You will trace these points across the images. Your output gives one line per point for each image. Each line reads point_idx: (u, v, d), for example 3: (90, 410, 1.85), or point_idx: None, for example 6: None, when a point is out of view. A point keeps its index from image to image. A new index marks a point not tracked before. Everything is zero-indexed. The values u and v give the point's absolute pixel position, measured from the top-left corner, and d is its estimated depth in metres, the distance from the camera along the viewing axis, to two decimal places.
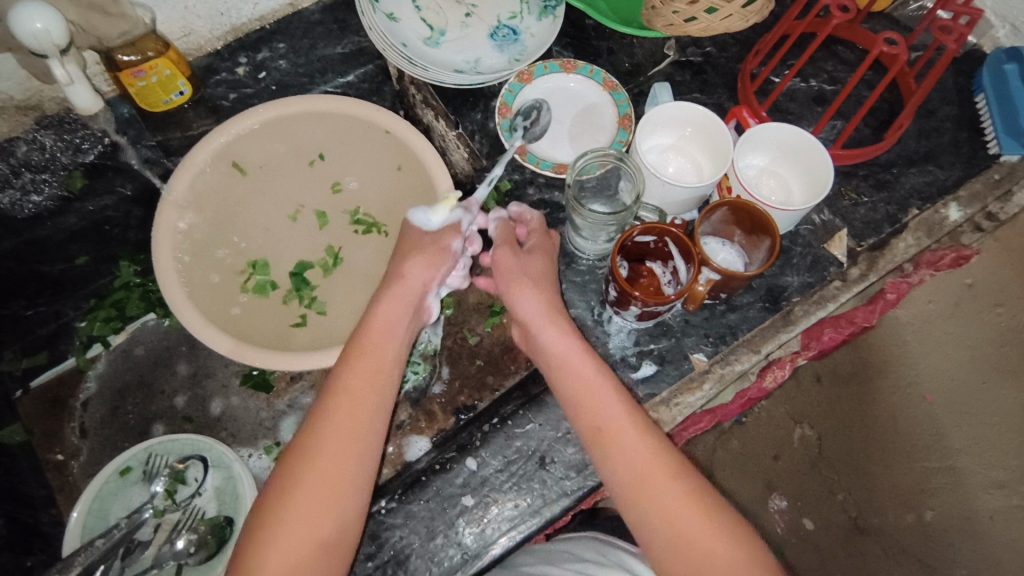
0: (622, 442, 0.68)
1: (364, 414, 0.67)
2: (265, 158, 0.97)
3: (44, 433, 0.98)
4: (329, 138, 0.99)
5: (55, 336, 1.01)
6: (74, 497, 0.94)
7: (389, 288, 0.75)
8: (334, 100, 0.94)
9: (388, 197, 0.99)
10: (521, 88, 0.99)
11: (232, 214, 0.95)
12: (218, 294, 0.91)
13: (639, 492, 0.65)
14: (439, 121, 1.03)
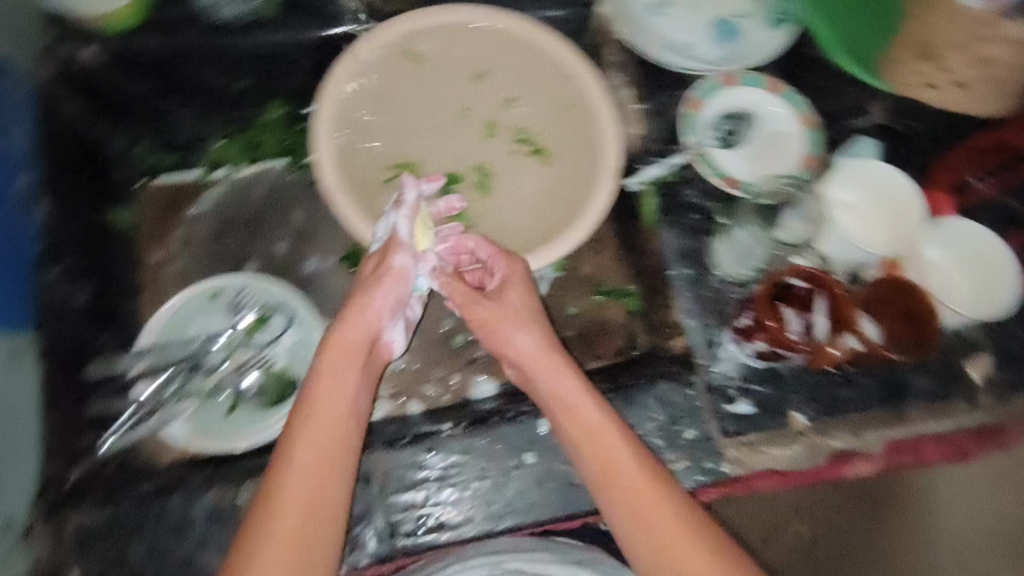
0: (613, 470, 0.66)
1: (332, 451, 0.64)
2: (440, 56, 0.93)
3: (151, 229, 0.96)
4: (507, 54, 0.92)
5: (190, 145, 0.99)
6: (153, 299, 0.93)
7: (353, 304, 0.73)
8: (523, 28, 0.90)
9: (558, 132, 0.92)
10: (719, 91, 0.95)
11: (393, 103, 0.92)
12: (365, 184, 0.89)
13: (636, 524, 0.64)
14: (628, 90, 0.97)
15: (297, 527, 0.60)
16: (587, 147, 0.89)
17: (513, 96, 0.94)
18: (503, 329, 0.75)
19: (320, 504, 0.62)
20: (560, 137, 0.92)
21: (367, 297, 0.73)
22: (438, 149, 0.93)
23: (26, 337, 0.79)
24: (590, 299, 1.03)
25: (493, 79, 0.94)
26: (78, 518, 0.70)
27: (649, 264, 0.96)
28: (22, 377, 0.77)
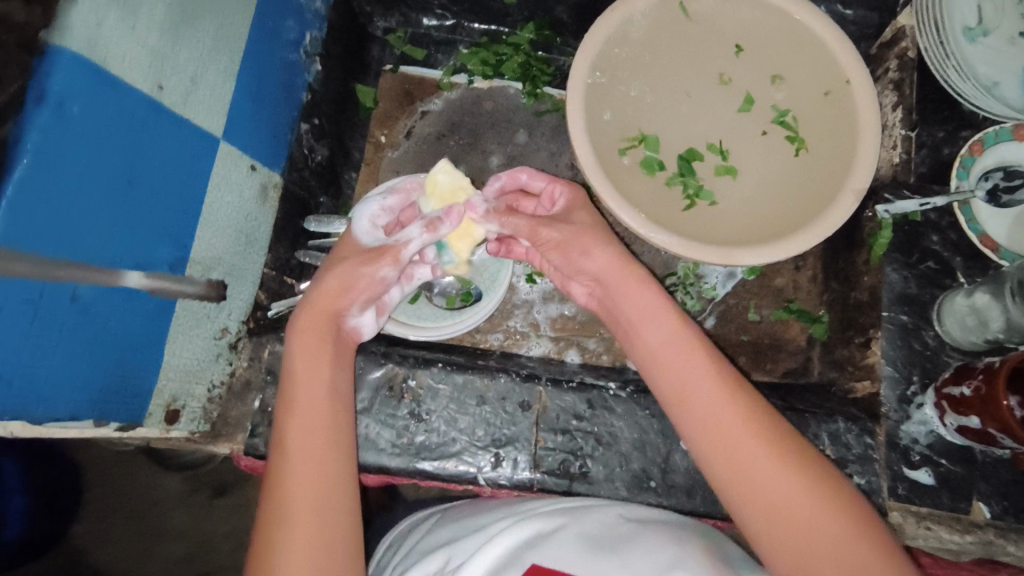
0: (711, 408, 0.56)
1: (327, 437, 0.58)
2: (704, 23, 0.90)
3: (384, 111, 1.01)
4: (773, 33, 0.89)
5: (441, 44, 1.04)
6: (367, 176, 0.98)
7: (354, 264, 0.66)
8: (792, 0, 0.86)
9: (819, 123, 0.87)
10: (1008, 141, 0.85)
11: (644, 65, 0.89)
12: (602, 142, 0.85)
13: (736, 474, 0.53)
14: (895, 110, 0.91)
15: (312, 497, 0.54)
16: (846, 143, 0.83)
17: (772, 79, 0.89)
18: (576, 248, 0.67)
19: (329, 466, 0.57)
20: (818, 129, 0.86)
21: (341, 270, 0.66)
22: (687, 117, 0.90)
23: (276, 176, 0.79)
24: (773, 313, 0.98)
25: (752, 56, 0.90)
26: (270, 347, 0.76)
27: (855, 296, 0.90)
28: (264, 210, 0.78)
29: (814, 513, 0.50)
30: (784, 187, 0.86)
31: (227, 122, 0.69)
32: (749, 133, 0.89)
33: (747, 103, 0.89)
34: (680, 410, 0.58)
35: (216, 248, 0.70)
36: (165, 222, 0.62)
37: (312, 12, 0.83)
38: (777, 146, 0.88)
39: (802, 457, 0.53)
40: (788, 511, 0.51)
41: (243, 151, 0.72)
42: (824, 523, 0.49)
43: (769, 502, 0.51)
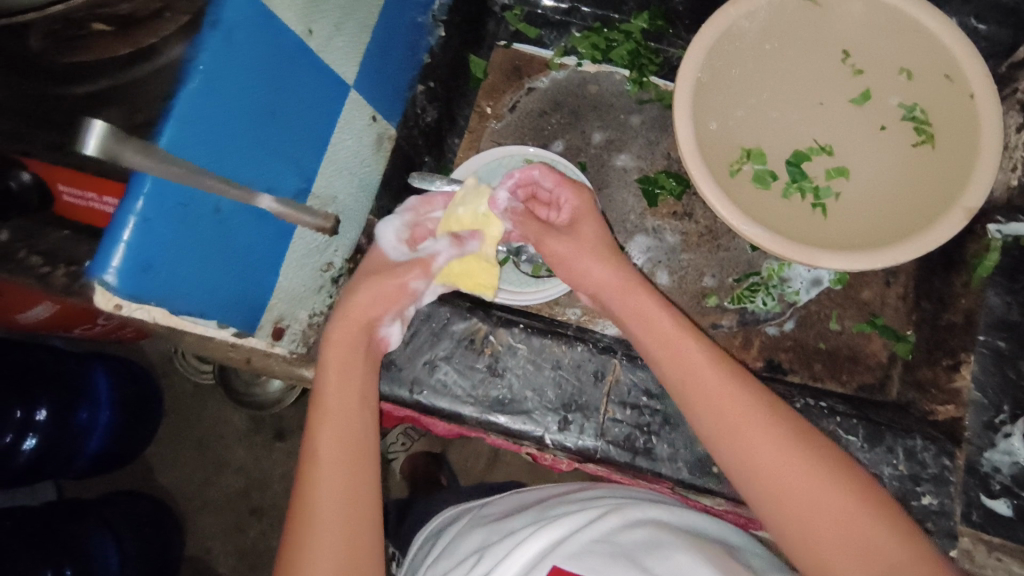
0: (725, 412, 0.60)
1: (365, 447, 0.63)
2: (827, 23, 0.90)
3: (492, 85, 1.05)
4: (900, 34, 0.87)
5: (555, 26, 1.07)
6: (471, 145, 1.03)
7: (376, 277, 0.72)
8: None
9: (939, 129, 0.84)
10: None
11: (747, 67, 0.90)
12: (710, 144, 0.87)
13: (762, 483, 0.57)
14: (1019, 132, 0.87)
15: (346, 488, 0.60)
16: (966, 152, 0.81)
17: (894, 84, 0.88)
18: (574, 263, 0.72)
19: (364, 462, 0.62)
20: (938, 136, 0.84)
21: (359, 283, 0.70)
22: (799, 117, 0.91)
23: (391, 130, 0.84)
24: (853, 324, 0.96)
25: (875, 58, 0.89)
26: None
27: (948, 318, 0.87)
28: (377, 160, 0.83)
29: (833, 501, 0.55)
30: (893, 195, 0.85)
31: (358, 71, 0.75)
32: (862, 138, 0.89)
33: (862, 99, 0.89)
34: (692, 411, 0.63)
35: (333, 186, 0.75)
36: (295, 154, 0.68)
37: None
38: (893, 149, 0.87)
39: (825, 452, 0.58)
40: (826, 521, 0.54)
41: (368, 101, 0.78)
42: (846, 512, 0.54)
43: (795, 502, 0.55)
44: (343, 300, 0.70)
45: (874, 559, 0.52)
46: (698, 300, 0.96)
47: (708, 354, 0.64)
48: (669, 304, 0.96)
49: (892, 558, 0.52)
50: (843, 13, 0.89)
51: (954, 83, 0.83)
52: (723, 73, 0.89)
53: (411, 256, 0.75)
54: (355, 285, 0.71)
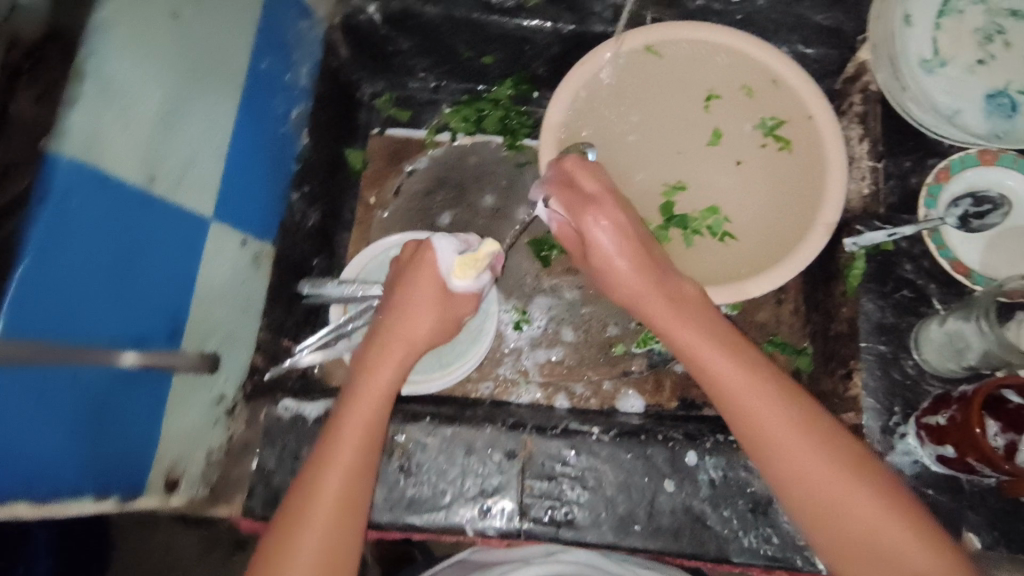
0: (747, 396, 0.65)
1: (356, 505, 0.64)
2: (667, 70, 0.94)
3: (374, 172, 1.06)
4: (734, 69, 0.92)
5: (424, 106, 1.09)
6: (361, 237, 1.04)
7: (430, 299, 0.75)
8: (720, 31, 0.90)
9: (786, 155, 0.90)
10: (975, 165, 0.87)
11: (603, 130, 0.94)
12: None
13: (792, 485, 0.63)
14: (862, 143, 0.93)
15: (346, 489, 0.64)
16: (815, 174, 0.86)
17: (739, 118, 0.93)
18: (596, 254, 0.73)
19: (364, 471, 0.66)
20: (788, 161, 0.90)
21: (419, 311, 0.74)
22: (658, 164, 0.95)
23: (268, 245, 0.83)
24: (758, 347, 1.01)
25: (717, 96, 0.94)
26: (267, 411, 0.81)
27: (836, 328, 0.91)
28: (257, 280, 0.82)
29: (853, 498, 0.60)
30: (763, 223, 0.90)
31: (218, 201, 0.74)
32: (722, 172, 0.94)
33: (715, 139, 0.94)
34: (711, 386, 0.68)
35: (210, 320, 0.74)
36: (161, 301, 0.67)
37: (298, 89, 0.87)
38: (751, 176, 0.92)
39: (868, 469, 0.61)
40: (839, 520, 0.60)
41: (234, 227, 0.77)
42: (867, 513, 0.59)
43: (815, 496, 0.61)
44: (398, 320, 0.74)
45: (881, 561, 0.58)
46: (606, 350, 0.98)
47: (726, 335, 0.69)
48: (579, 360, 0.98)
49: (908, 561, 0.57)
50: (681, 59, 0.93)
51: (794, 112, 0.89)
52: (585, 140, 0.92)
53: (459, 293, 0.77)
54: (409, 307, 0.74)
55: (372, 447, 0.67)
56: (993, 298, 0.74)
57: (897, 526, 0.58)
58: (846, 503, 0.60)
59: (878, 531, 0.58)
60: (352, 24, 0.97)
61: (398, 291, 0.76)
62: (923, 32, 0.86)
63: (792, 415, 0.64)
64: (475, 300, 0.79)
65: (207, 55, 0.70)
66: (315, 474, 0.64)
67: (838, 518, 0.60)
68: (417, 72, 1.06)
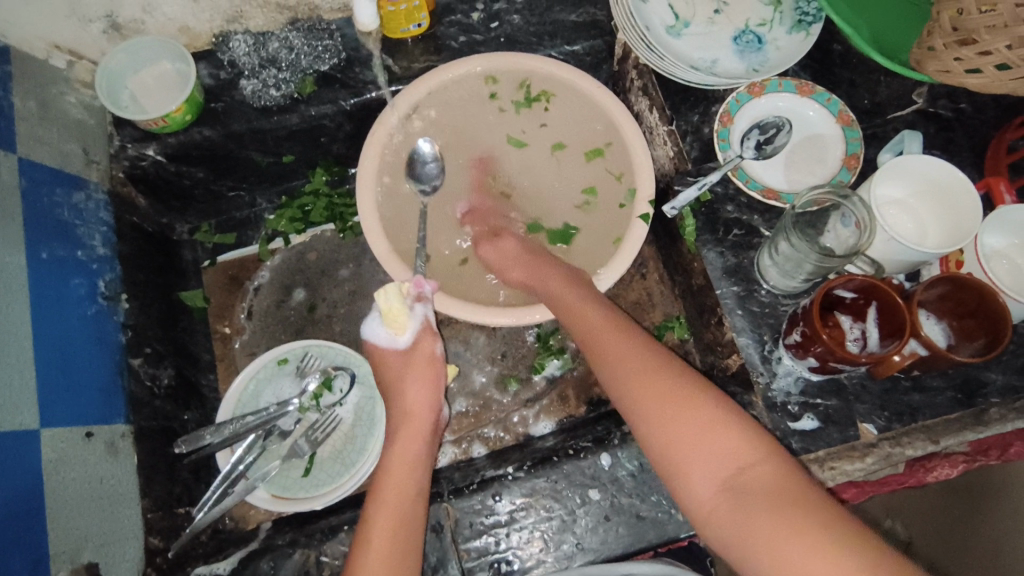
0: (618, 354, 0.74)
1: (404, 528, 0.70)
2: (443, 114, 0.97)
3: (218, 304, 1.04)
4: (485, 87, 0.96)
5: (247, 222, 1.09)
6: (232, 371, 1.01)
7: (415, 372, 0.82)
8: (471, 61, 0.93)
9: (585, 123, 0.96)
10: (750, 101, 0.94)
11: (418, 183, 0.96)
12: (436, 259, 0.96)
13: (640, 408, 0.69)
14: (652, 112, 0.98)
15: (393, 535, 0.70)
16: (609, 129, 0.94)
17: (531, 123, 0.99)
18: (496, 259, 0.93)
19: (410, 522, 0.71)
20: (579, 118, 0.96)
21: (410, 379, 0.82)
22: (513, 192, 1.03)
23: (120, 425, 0.80)
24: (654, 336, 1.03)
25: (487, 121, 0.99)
26: None
27: (695, 282, 0.96)
28: (119, 466, 0.78)
29: (687, 423, 0.65)
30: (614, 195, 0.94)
31: (41, 409, 0.70)
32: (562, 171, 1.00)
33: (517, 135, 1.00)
34: (596, 353, 0.77)
35: (75, 528, 0.70)
36: (8, 535, 0.63)
37: (96, 260, 0.85)
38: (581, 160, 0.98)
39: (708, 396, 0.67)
40: (681, 438, 0.65)
41: (71, 423, 0.73)
42: (722, 444, 0.63)
43: (661, 427, 0.66)
44: (398, 399, 0.82)
45: (727, 468, 0.62)
46: (503, 386, 0.99)
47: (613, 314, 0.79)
48: (483, 404, 0.98)
49: (745, 466, 0.61)
50: (447, 109, 0.96)
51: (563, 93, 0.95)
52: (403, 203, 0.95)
53: (413, 335, 0.84)
54: (403, 386, 0.82)
55: (412, 503, 0.73)
56: (790, 216, 0.81)
57: (725, 441, 0.63)
58: (681, 428, 0.65)
59: (711, 440, 0.63)
60: (138, 173, 0.94)
61: (388, 379, 0.84)
62: (659, 3, 0.95)
63: (649, 361, 0.72)
64: (432, 330, 0.85)
65: None
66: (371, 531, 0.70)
67: (680, 444, 0.64)
68: (227, 192, 1.05)
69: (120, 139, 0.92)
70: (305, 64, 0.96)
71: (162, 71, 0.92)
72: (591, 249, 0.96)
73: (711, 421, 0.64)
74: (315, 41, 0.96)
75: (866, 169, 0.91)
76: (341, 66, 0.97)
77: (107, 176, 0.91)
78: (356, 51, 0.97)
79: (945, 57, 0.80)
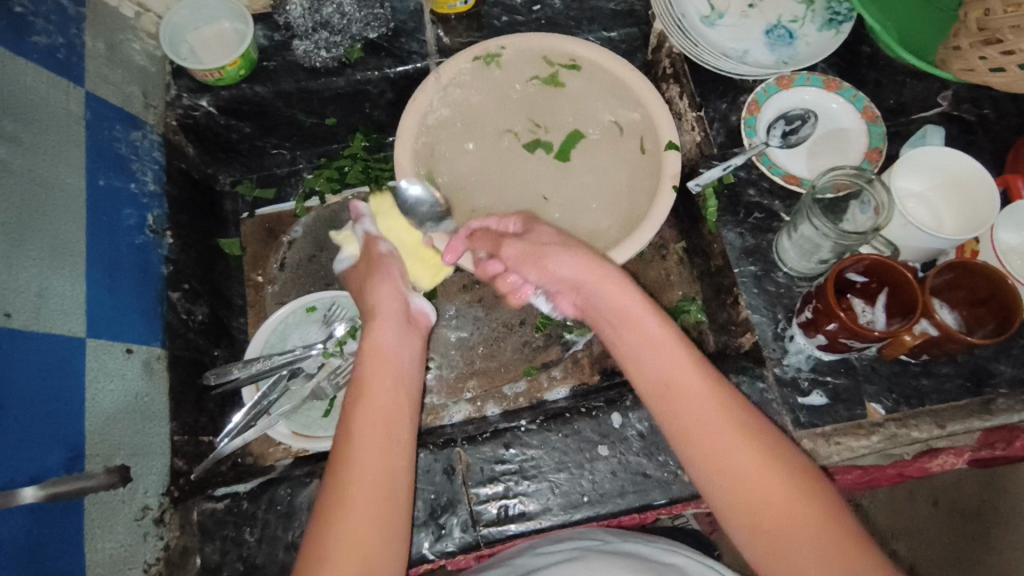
0: (703, 418, 0.66)
1: (388, 439, 0.70)
2: (484, 83, 1.01)
3: (253, 254, 1.10)
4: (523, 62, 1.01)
5: (286, 179, 1.14)
6: (262, 317, 1.06)
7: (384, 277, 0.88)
8: (512, 39, 0.99)
9: (612, 95, 1.00)
10: (778, 93, 0.97)
11: (454, 145, 1.01)
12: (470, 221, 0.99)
13: (733, 494, 0.63)
14: (682, 98, 1.02)
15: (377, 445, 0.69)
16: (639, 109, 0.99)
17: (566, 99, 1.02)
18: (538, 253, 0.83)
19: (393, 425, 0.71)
20: (608, 91, 1.00)
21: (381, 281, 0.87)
22: None
23: (157, 349, 0.84)
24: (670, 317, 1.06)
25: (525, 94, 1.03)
26: (198, 508, 0.79)
27: (714, 263, 0.98)
28: (152, 385, 0.82)
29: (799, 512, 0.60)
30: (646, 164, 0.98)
31: (88, 320, 0.75)
32: (595, 146, 1.02)
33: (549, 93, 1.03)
34: (669, 423, 0.69)
35: (110, 434, 0.74)
36: (50, 429, 0.67)
37: (146, 195, 0.90)
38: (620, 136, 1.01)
39: (805, 484, 0.61)
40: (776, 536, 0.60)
41: (114, 340, 0.77)
42: (832, 553, 0.57)
43: (773, 522, 0.60)
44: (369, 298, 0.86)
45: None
46: (520, 351, 1.02)
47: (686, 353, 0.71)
48: (499, 366, 1.01)
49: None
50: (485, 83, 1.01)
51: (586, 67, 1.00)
52: (439, 165, 0.99)
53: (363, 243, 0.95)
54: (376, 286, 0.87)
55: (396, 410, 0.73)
56: (809, 198, 0.83)
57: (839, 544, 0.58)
58: (788, 511, 0.60)
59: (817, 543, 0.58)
60: (190, 123, 1.00)
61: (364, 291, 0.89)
62: None
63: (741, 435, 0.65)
64: (375, 236, 0.94)
65: (38, 185, 0.72)
66: (353, 451, 0.68)
67: (783, 526, 0.60)
68: (270, 150, 1.11)
69: (176, 89, 0.97)
70: (355, 31, 1.01)
71: (221, 28, 0.98)
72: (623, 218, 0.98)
73: (812, 517, 0.59)
74: (366, 9, 1.01)
75: (887, 164, 0.94)
76: (388, 35, 1.02)
77: (162, 122, 0.97)
78: (404, 23, 1.02)
79: (970, 56, 0.83)
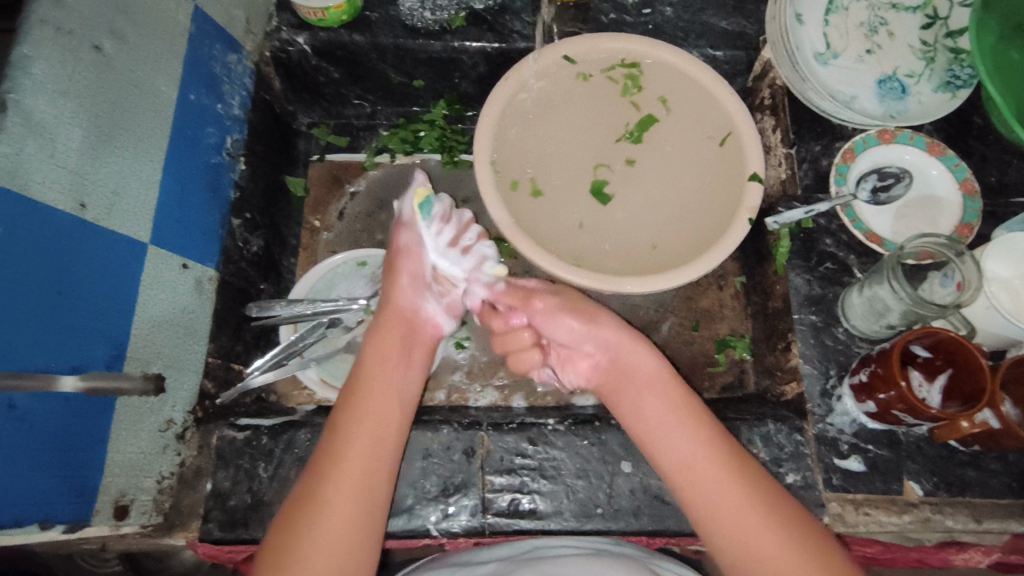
0: (700, 501, 0.66)
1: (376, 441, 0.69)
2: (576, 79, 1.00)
3: (316, 197, 1.10)
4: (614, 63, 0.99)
5: (362, 131, 1.14)
6: (311, 261, 1.06)
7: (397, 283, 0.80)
8: (609, 40, 0.98)
9: (692, 101, 0.99)
10: (877, 146, 0.95)
11: (536, 134, 0.99)
12: (544, 215, 0.96)
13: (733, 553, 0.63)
14: (775, 132, 1.00)
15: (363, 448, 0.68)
16: (723, 120, 0.96)
17: (649, 100, 1.01)
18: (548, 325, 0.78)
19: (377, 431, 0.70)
20: (689, 97, 0.99)
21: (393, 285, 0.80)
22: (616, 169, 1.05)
23: (210, 270, 0.85)
24: (714, 349, 1.04)
25: (609, 93, 1.01)
26: (218, 433, 0.79)
27: (772, 305, 0.96)
28: (200, 303, 0.83)
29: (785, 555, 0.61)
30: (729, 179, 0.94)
31: (155, 227, 0.75)
32: (675, 153, 0.99)
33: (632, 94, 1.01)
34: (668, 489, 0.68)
35: (152, 342, 0.75)
36: (100, 327, 0.67)
37: (230, 118, 0.91)
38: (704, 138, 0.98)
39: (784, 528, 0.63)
40: None
41: (174, 252, 0.78)
42: None
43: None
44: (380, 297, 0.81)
45: None
46: None
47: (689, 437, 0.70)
48: None
49: None
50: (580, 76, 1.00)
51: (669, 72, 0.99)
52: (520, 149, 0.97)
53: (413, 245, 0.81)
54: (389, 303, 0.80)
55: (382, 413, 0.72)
56: (892, 260, 0.80)
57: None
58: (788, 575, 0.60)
59: None
60: (283, 56, 1.00)
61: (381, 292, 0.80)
62: (815, 29, 0.96)
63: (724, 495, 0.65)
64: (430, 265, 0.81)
65: (135, 85, 0.73)
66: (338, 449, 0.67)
67: None
68: (352, 100, 1.11)
69: (278, 21, 0.97)
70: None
71: None
72: (695, 232, 0.95)
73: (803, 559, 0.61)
74: None
75: (976, 242, 0.91)
76: (495, 10, 1.01)
77: (258, 50, 0.97)
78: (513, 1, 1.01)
79: None
